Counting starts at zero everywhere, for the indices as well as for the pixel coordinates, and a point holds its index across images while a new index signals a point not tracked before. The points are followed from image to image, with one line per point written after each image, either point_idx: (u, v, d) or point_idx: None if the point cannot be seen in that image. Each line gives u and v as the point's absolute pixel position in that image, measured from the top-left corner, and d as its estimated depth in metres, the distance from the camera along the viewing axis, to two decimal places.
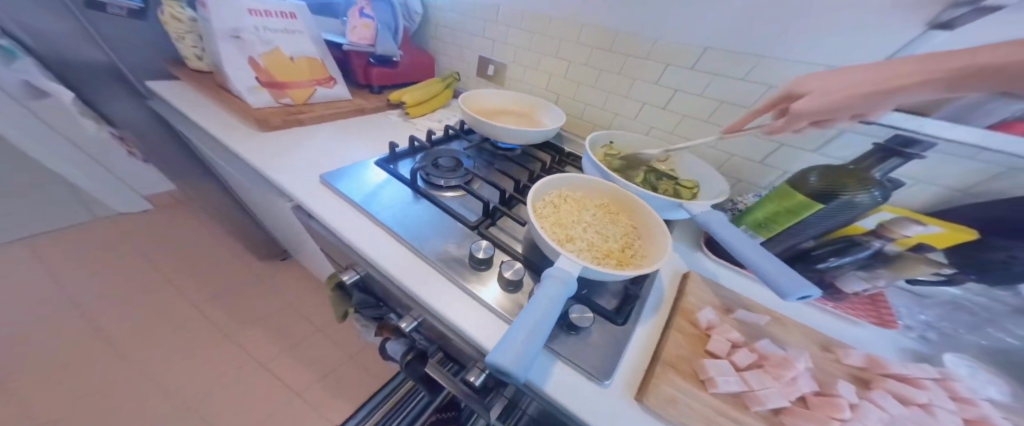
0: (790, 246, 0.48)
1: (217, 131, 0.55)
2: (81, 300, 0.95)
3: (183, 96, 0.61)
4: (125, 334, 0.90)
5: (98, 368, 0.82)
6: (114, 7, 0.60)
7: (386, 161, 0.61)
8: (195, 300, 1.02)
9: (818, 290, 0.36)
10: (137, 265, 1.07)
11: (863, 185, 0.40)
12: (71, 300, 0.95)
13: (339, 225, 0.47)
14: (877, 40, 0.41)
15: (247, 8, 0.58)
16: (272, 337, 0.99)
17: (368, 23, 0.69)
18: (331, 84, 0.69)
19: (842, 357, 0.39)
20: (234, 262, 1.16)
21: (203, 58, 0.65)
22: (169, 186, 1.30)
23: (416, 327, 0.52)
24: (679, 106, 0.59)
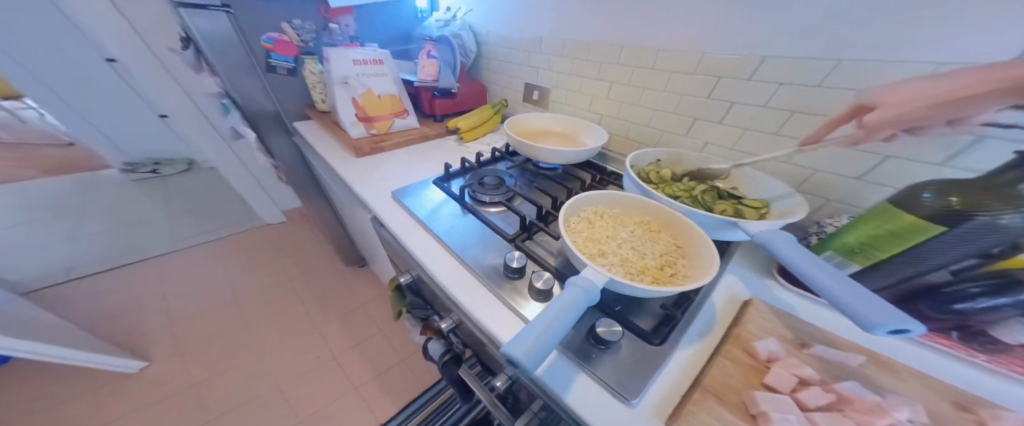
0: (905, 278, 0.37)
1: (327, 157, 0.74)
2: (234, 285, 1.29)
3: (311, 132, 0.84)
4: (254, 315, 1.17)
5: (235, 339, 1.09)
6: (281, 69, 0.82)
7: (442, 180, 0.71)
8: (300, 293, 1.28)
9: (919, 327, 0.28)
10: (268, 262, 1.41)
11: (1009, 203, 0.29)
12: (229, 284, 1.29)
13: (401, 233, 0.57)
14: (1003, 27, 0.33)
15: (353, 59, 0.77)
16: (346, 331, 1.15)
17: (433, 62, 0.85)
18: (405, 115, 0.85)
19: (988, 421, 0.28)
20: (328, 265, 1.42)
21: (326, 101, 0.87)
22: (298, 203, 1.69)
23: (454, 330, 0.57)
24: (738, 120, 0.55)
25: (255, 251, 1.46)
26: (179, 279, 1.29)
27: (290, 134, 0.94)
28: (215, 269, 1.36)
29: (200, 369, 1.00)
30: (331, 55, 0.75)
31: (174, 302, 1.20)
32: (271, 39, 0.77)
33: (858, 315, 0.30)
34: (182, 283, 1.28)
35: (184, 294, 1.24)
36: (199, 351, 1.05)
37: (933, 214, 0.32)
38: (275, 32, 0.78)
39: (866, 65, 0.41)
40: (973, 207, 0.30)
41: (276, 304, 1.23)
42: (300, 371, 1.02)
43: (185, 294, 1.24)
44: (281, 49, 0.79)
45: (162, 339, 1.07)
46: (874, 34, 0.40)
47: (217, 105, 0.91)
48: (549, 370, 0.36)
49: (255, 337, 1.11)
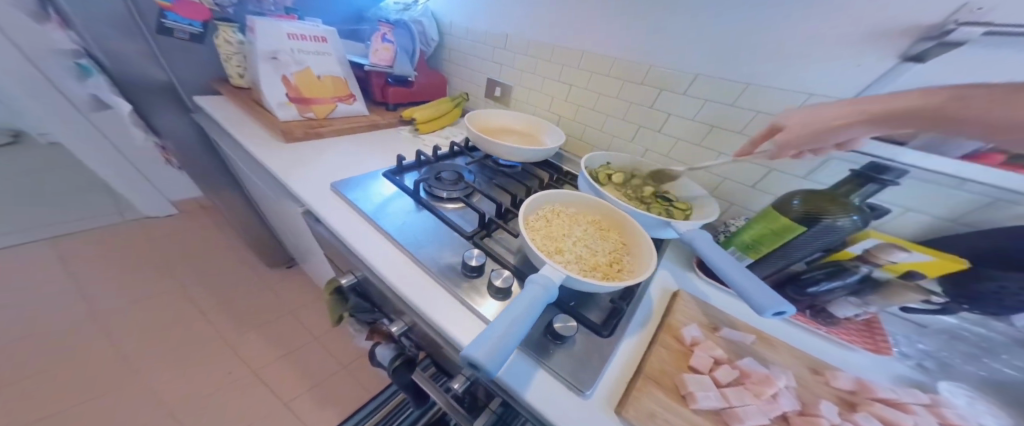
0: (780, 268, 0.48)
1: (243, 141, 0.62)
2: (95, 299, 1.02)
3: (220, 109, 0.69)
4: (131, 337, 0.94)
5: (98, 369, 0.86)
6: (180, 32, 0.67)
7: (393, 173, 0.65)
8: (200, 305, 1.07)
9: (791, 307, 0.36)
10: (160, 266, 1.15)
11: (842, 209, 0.40)
12: (85, 298, 1.01)
13: (344, 232, 0.51)
14: (853, 70, 0.43)
15: (287, 33, 0.66)
16: (267, 344, 1.02)
17: (388, 47, 0.76)
18: (351, 100, 0.75)
19: (830, 380, 0.38)
20: (247, 267, 1.22)
21: (245, 76, 0.72)
22: (196, 192, 1.40)
23: (406, 332, 0.54)
24: (673, 130, 0.62)
25: (134, 253, 1.17)
26: (16, 289, 0.99)
27: (188, 109, 0.76)
28: (79, 273, 1.07)
29: (50, 403, 0.79)
30: (258, 23, 0.63)
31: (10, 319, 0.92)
32: None
33: (754, 301, 0.37)
34: (23, 295, 0.98)
35: (31, 306, 0.96)
36: (53, 374, 0.84)
37: (798, 217, 0.42)
38: None
39: (770, 92, 0.49)
40: (823, 211, 0.41)
41: (175, 311, 1.03)
42: (203, 394, 0.87)
43: (34, 307, 0.96)
44: (182, 9, 0.64)
45: None
46: (777, 66, 0.48)
47: (69, 66, 0.69)
48: (509, 370, 0.37)
49: (143, 354, 0.91)
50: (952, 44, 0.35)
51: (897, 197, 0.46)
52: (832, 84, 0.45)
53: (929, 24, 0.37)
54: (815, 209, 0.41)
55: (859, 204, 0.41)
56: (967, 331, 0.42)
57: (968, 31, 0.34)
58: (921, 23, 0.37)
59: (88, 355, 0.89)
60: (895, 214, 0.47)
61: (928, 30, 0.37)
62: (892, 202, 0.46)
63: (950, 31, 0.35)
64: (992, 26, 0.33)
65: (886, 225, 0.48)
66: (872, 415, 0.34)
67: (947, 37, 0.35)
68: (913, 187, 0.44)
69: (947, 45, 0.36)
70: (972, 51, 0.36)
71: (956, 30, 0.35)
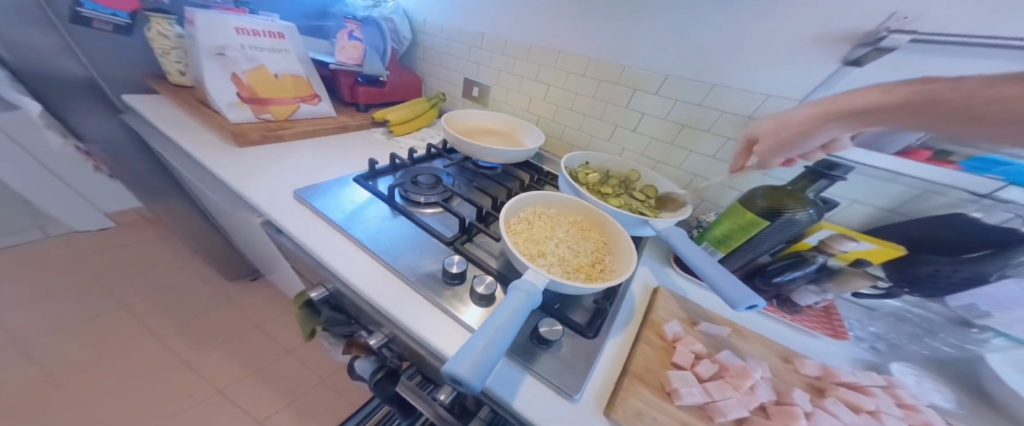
0: (748, 261, 0.51)
1: (189, 146, 0.55)
2: (15, 327, 0.88)
3: (158, 111, 0.61)
4: (66, 368, 0.83)
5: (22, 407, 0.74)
6: (101, 23, 0.59)
7: (366, 177, 0.62)
8: (150, 325, 0.96)
9: (761, 300, 0.38)
10: (95, 286, 1.02)
11: (799, 203, 0.43)
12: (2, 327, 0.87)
13: (312, 244, 0.47)
14: (803, 73, 0.46)
15: (235, 27, 0.60)
16: (236, 361, 0.94)
17: (356, 45, 0.72)
18: (316, 100, 0.70)
19: (799, 367, 0.41)
20: (201, 282, 1.11)
21: (186, 73, 0.65)
22: (136, 202, 1.25)
23: (387, 344, 0.51)
24: (647, 129, 0.63)
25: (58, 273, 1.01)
26: None
27: (116, 110, 0.67)
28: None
29: None
30: (199, 15, 0.56)
31: None
32: None
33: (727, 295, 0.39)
34: None
35: None
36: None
37: (762, 211, 0.45)
38: None
39: (734, 93, 0.52)
40: (784, 206, 0.43)
41: (117, 334, 0.91)
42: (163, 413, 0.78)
43: None
44: None
45: None
46: (740, 69, 0.51)
47: None
48: (497, 379, 0.36)
49: (77, 386, 0.80)
50: (885, 50, 0.39)
51: (843, 191, 0.49)
52: (786, 85, 0.48)
53: (866, 31, 0.41)
54: (777, 204, 0.44)
55: (814, 198, 0.44)
56: (910, 312, 0.47)
57: (896, 39, 0.38)
58: (860, 30, 0.41)
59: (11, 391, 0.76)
60: (844, 207, 0.50)
61: (865, 37, 0.41)
62: (840, 196, 0.50)
63: (883, 38, 0.39)
64: (917, 34, 0.37)
65: (834, 217, 0.52)
66: (839, 399, 0.37)
67: (881, 44, 0.39)
68: (856, 182, 0.48)
69: (881, 51, 0.40)
70: (902, 56, 0.40)
71: (889, 36, 0.39)
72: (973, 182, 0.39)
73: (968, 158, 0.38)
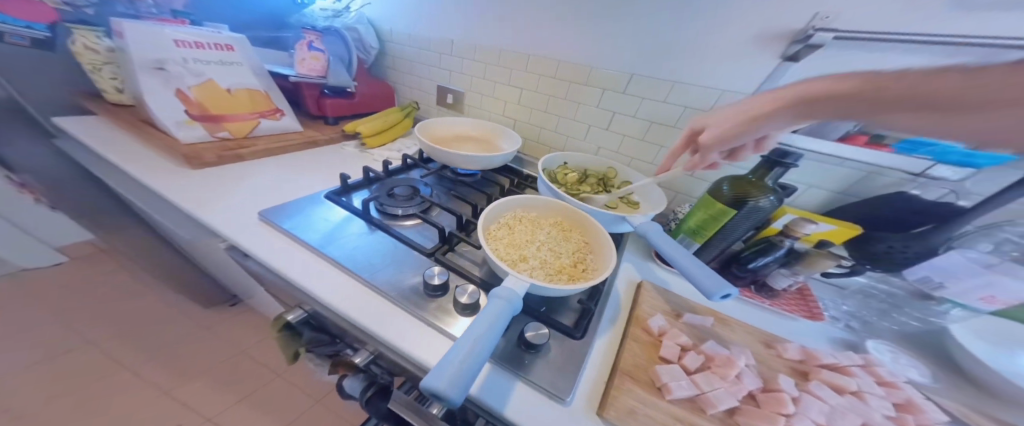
0: (723, 249, 0.52)
1: (136, 171, 0.51)
2: None
3: (99, 134, 0.56)
4: (24, 407, 0.74)
5: None
6: (15, 36, 0.53)
7: (338, 193, 0.59)
8: (118, 357, 0.88)
9: (734, 288, 0.38)
10: (40, 323, 0.91)
11: (762, 190, 0.45)
12: None
13: (282, 266, 0.44)
14: (752, 71, 0.49)
15: (173, 39, 0.56)
16: (222, 388, 0.87)
17: (317, 55, 0.69)
18: (278, 115, 0.67)
19: (782, 352, 0.42)
20: (164, 313, 1.02)
21: (125, 90, 0.60)
22: (89, 233, 1.13)
23: (374, 362, 0.49)
24: (619, 128, 0.64)
25: None
26: None
27: (49, 134, 0.61)
28: None
29: None
30: (126, 26, 0.52)
31: None
32: None
33: (702, 286, 0.40)
34: None
35: None
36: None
37: (729, 202, 0.47)
38: None
39: (697, 89, 0.54)
40: (748, 195, 0.45)
41: (68, 376, 0.82)
42: None
43: None
44: (13, 8, 0.51)
45: None
46: (699, 66, 0.52)
47: None
48: (485, 388, 0.35)
49: None
50: (814, 47, 0.43)
51: (801, 176, 0.52)
52: (741, 80, 0.50)
53: (797, 29, 0.44)
54: (742, 193, 0.46)
55: (774, 186, 0.46)
56: (876, 289, 0.50)
57: (823, 36, 0.42)
58: (791, 29, 0.44)
59: None
60: (802, 191, 0.53)
61: (796, 34, 0.44)
62: (798, 181, 0.52)
63: (811, 36, 0.42)
64: (838, 32, 0.41)
65: (794, 201, 0.54)
66: (823, 382, 0.37)
67: (809, 41, 0.43)
68: (808, 167, 0.50)
69: (811, 48, 0.43)
70: (829, 52, 0.44)
71: (814, 35, 0.42)
72: (907, 162, 0.43)
73: (899, 141, 0.43)
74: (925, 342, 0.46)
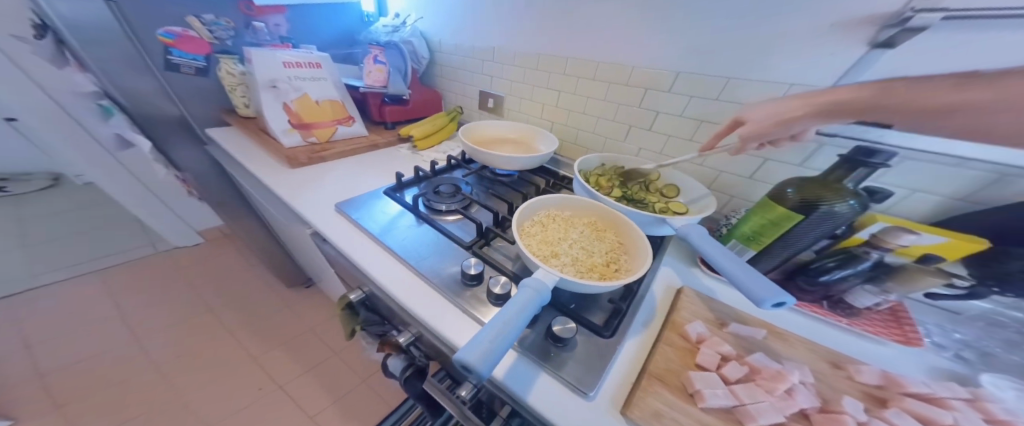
0: (786, 258, 0.46)
1: (253, 168, 0.65)
2: (133, 320, 1.06)
3: (231, 140, 0.73)
4: (169, 354, 0.98)
5: (138, 386, 0.90)
6: (186, 67, 0.72)
7: (393, 190, 0.67)
8: (229, 323, 1.10)
9: (790, 297, 0.34)
10: (182, 292, 1.18)
11: (838, 194, 0.39)
12: (126, 319, 1.06)
13: (347, 248, 0.52)
14: (827, 60, 0.44)
15: (284, 61, 0.71)
16: (295, 359, 1.03)
17: (380, 68, 0.81)
18: (350, 122, 0.79)
19: (853, 374, 0.35)
20: (262, 288, 1.24)
21: (249, 106, 0.77)
22: (219, 221, 1.45)
23: (414, 343, 0.53)
24: (664, 127, 0.62)
25: (157, 281, 1.20)
26: (49, 324, 1.02)
27: (201, 142, 0.81)
28: (108, 303, 1.11)
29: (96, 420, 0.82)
30: (255, 54, 0.67)
31: (44, 351, 0.95)
32: (171, 33, 0.68)
33: (750, 292, 0.36)
34: (57, 328, 1.01)
35: (64, 337, 0.99)
36: (87, 400, 0.86)
37: (796, 205, 0.41)
38: (177, 25, 0.69)
39: (755, 84, 0.50)
40: (819, 198, 0.39)
41: (196, 333, 1.05)
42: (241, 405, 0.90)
43: (67, 338, 0.99)
44: (185, 45, 0.70)
45: (35, 395, 0.85)
46: (758, 59, 0.49)
47: (95, 107, 0.73)
48: (510, 372, 0.36)
49: (169, 376, 0.93)
50: (916, 30, 0.36)
51: (898, 179, 0.43)
52: (814, 71, 0.45)
53: (888, 12, 0.38)
54: (811, 196, 0.40)
55: (854, 189, 0.40)
56: (1006, 317, 0.38)
57: (927, 17, 0.35)
58: (881, 12, 0.38)
59: (138, 370, 0.93)
60: (901, 196, 0.44)
61: (889, 18, 0.38)
62: (897, 184, 0.44)
63: (909, 19, 0.36)
64: (949, 11, 0.34)
65: (892, 209, 0.45)
66: (906, 412, 0.31)
67: (908, 24, 0.37)
68: (907, 167, 0.42)
69: (910, 31, 0.37)
70: (941, 35, 0.36)
71: (914, 17, 0.36)
72: None
73: None
74: None
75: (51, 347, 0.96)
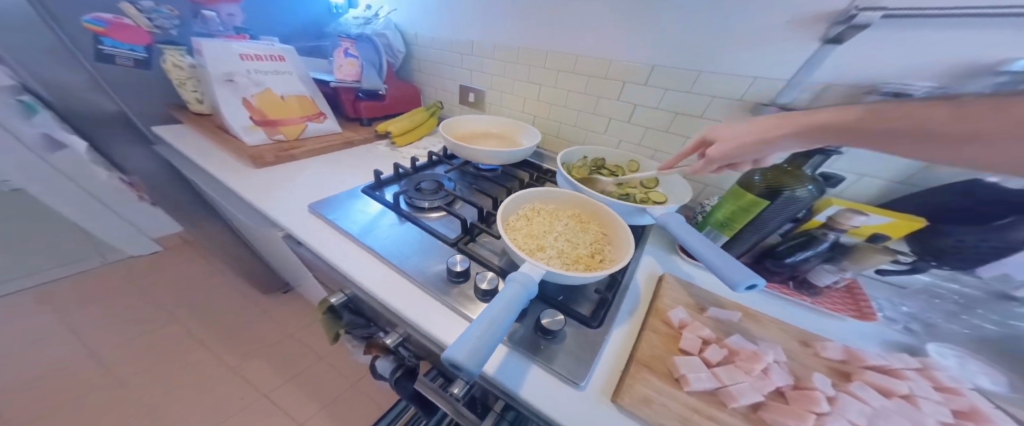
0: (757, 241, 0.49)
1: (214, 170, 0.60)
2: (82, 340, 0.96)
3: (185, 139, 0.67)
4: (130, 371, 0.91)
5: (91, 409, 0.81)
6: (122, 58, 0.64)
7: (372, 188, 0.64)
8: (200, 334, 1.03)
9: (762, 279, 0.36)
10: (140, 305, 1.09)
11: (799, 180, 0.41)
12: (72, 339, 0.96)
13: (324, 252, 0.49)
14: (787, 51, 0.45)
15: (241, 54, 0.65)
16: (275, 366, 0.98)
17: (352, 62, 0.76)
18: (321, 118, 0.74)
19: (820, 351, 0.38)
20: (233, 296, 1.17)
21: (203, 101, 0.70)
22: (178, 227, 1.33)
23: (402, 343, 0.52)
24: (641, 120, 0.63)
25: (110, 296, 1.10)
26: None
27: (151, 141, 0.73)
28: (51, 323, 1.00)
29: None
30: (205, 46, 0.61)
31: None
32: (100, 20, 0.59)
33: (726, 275, 0.38)
34: None
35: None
36: None
37: (762, 192, 0.43)
38: (106, 11, 0.60)
39: (724, 77, 0.51)
40: (784, 184, 0.42)
41: (157, 349, 0.96)
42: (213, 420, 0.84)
43: (2, 364, 0.89)
44: (120, 34, 0.62)
45: None
46: (727, 51, 0.50)
47: (15, 104, 0.64)
48: (501, 368, 0.36)
49: (132, 392, 0.86)
50: (860, 27, 0.38)
51: (849, 165, 0.47)
52: (777, 65, 0.47)
53: (837, 10, 0.40)
54: (776, 182, 0.42)
55: (812, 175, 0.42)
56: (944, 288, 0.44)
57: (869, 15, 0.37)
58: (830, 9, 0.41)
59: (95, 388, 0.85)
60: (851, 181, 0.47)
61: (837, 15, 0.40)
62: (847, 170, 0.47)
63: (854, 16, 0.38)
64: (887, 10, 0.37)
65: (843, 193, 0.49)
66: (867, 384, 0.34)
67: (854, 21, 0.38)
68: (858, 153, 0.46)
69: (856, 28, 0.39)
70: (880, 33, 0.39)
71: (859, 15, 0.38)
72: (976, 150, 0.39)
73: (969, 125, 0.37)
74: (1003, 350, 0.40)
75: None
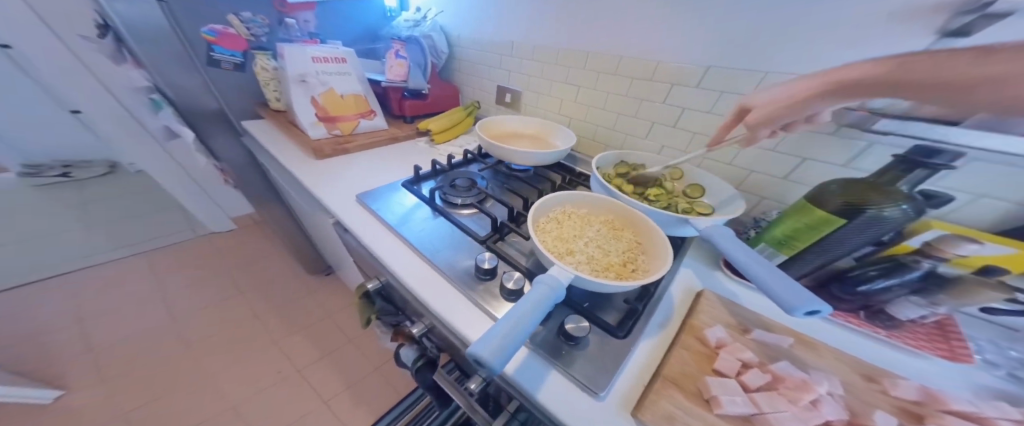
0: (822, 264, 0.43)
1: (281, 159, 0.68)
2: (172, 300, 1.15)
3: (262, 132, 0.78)
4: (203, 334, 1.06)
5: (175, 361, 0.98)
6: (226, 63, 0.77)
7: (411, 182, 0.68)
8: (259, 307, 1.18)
9: (826, 307, 0.32)
10: (216, 276, 1.27)
11: (889, 198, 0.35)
12: (166, 299, 1.16)
13: (366, 238, 0.54)
14: (885, 46, 0.39)
15: (312, 57, 0.74)
16: (313, 344, 1.08)
17: (402, 63, 0.82)
18: (372, 116, 0.81)
19: (888, 388, 0.33)
20: (287, 274, 1.32)
21: (280, 99, 0.81)
22: (250, 208, 1.54)
23: (427, 334, 0.54)
24: (690, 125, 0.59)
25: (196, 265, 1.30)
26: (100, 301, 1.13)
27: (236, 133, 0.86)
28: (153, 283, 1.21)
29: (139, 390, 0.90)
30: (286, 50, 0.71)
31: (102, 322, 1.06)
32: (214, 31, 0.72)
33: (781, 298, 0.34)
34: (110, 303, 1.12)
35: (115, 312, 1.10)
36: (128, 373, 0.93)
37: (837, 208, 0.37)
38: (218, 23, 0.73)
39: (789, 77, 0.46)
40: (867, 201, 0.35)
41: (225, 320, 1.11)
42: (259, 388, 0.94)
43: (117, 312, 1.09)
44: (225, 42, 0.75)
45: (88, 365, 0.94)
46: (798, 49, 0.45)
47: (146, 101, 0.80)
48: (521, 369, 0.36)
49: (199, 357, 1.00)
50: (996, 16, 0.32)
51: (961, 183, 0.39)
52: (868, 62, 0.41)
53: None
54: (855, 199, 0.36)
55: (909, 192, 0.36)
56: None
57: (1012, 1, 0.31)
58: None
59: (176, 346, 1.02)
60: (964, 202, 0.39)
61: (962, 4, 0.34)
62: (958, 188, 0.39)
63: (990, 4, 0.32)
64: None
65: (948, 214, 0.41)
66: None
67: (989, 10, 0.32)
68: (976, 168, 0.38)
69: (989, 18, 0.33)
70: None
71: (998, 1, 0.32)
72: None
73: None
74: None
75: (105, 320, 1.07)
